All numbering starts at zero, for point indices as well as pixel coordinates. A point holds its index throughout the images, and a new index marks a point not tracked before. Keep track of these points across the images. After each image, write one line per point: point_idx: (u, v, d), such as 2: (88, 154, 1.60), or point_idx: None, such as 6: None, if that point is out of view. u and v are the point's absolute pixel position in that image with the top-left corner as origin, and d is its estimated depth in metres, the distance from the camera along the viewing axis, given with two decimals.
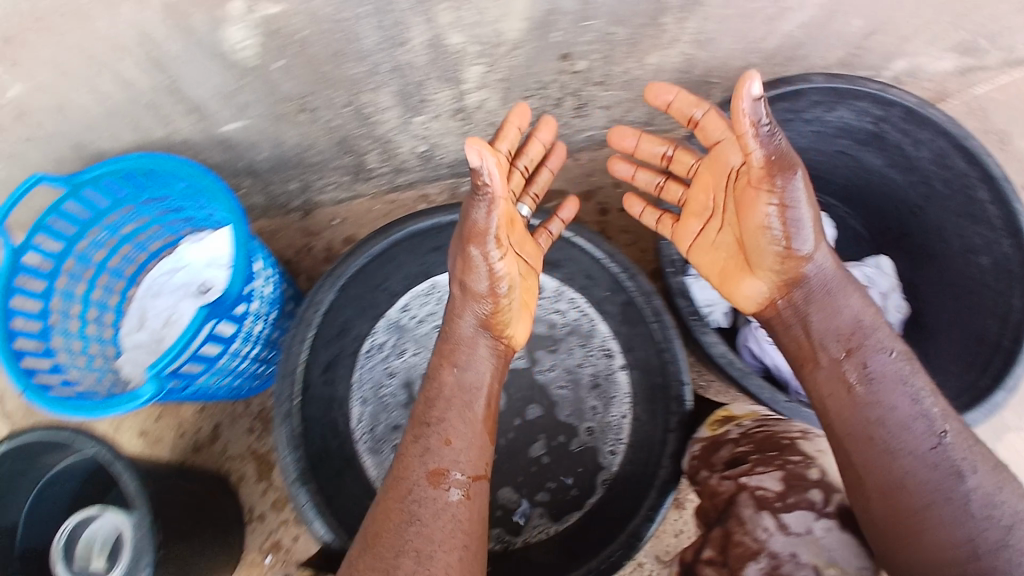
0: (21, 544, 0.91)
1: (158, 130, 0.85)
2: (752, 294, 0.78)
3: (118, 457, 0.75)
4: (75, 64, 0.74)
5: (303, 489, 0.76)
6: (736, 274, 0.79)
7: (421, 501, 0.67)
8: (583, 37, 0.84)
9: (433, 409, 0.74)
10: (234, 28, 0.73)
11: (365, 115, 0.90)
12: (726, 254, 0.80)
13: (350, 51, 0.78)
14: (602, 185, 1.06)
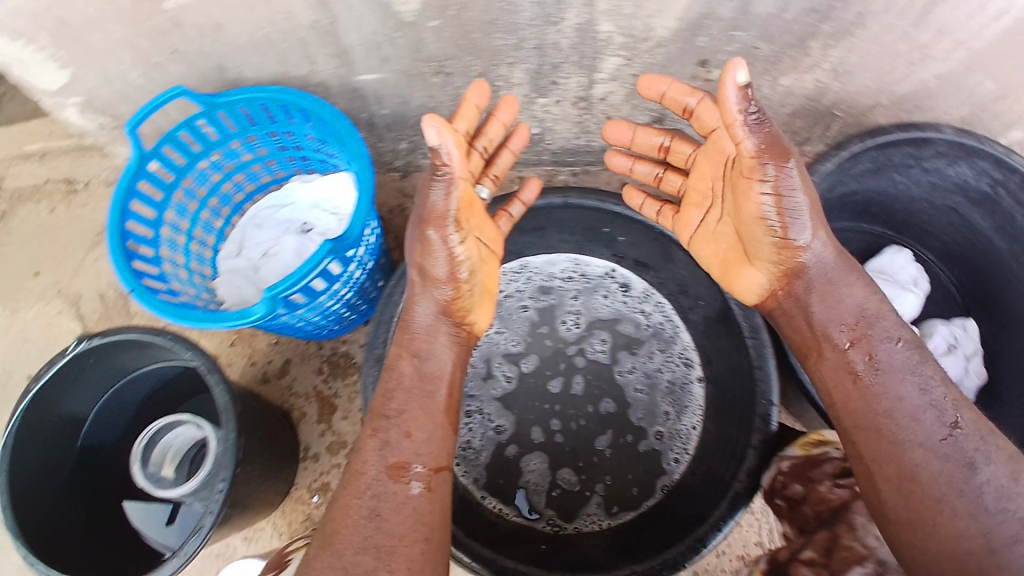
0: (80, 443, 0.90)
1: (302, 67, 0.88)
2: (752, 286, 0.77)
3: (215, 368, 0.77)
4: None
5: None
6: (735, 265, 0.78)
7: (379, 497, 0.69)
8: (728, 46, 0.85)
9: (391, 402, 0.75)
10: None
11: (494, 87, 0.92)
12: (724, 246, 0.79)
13: (503, 22, 0.80)
14: None
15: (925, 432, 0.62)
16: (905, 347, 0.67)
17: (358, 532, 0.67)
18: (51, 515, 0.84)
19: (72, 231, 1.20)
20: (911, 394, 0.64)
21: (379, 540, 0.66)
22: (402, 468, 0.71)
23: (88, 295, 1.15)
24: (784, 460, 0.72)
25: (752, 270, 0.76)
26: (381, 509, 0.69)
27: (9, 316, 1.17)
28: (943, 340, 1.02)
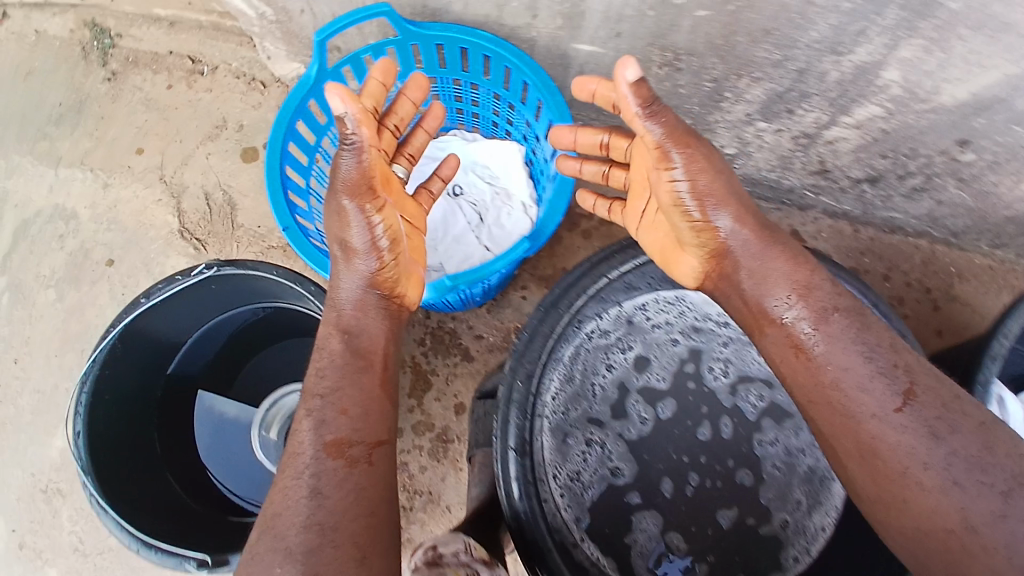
0: (172, 368, 0.80)
1: (519, 18, 0.76)
2: (688, 271, 0.71)
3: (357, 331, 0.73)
4: None
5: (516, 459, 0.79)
6: (671, 252, 0.72)
7: (319, 475, 0.61)
8: (1001, 135, 0.72)
9: (329, 379, 0.66)
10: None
11: (717, 98, 0.80)
12: (657, 230, 0.73)
13: (780, 35, 0.67)
14: (871, 271, 1.02)
15: (878, 404, 0.57)
16: (841, 319, 0.61)
17: (293, 514, 0.59)
18: (129, 446, 0.73)
19: (188, 117, 1.10)
20: (857, 363, 0.58)
21: (321, 517, 0.58)
22: (345, 444, 0.62)
23: (192, 192, 1.06)
24: None
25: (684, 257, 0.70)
26: (321, 485, 0.60)
27: (102, 189, 1.08)
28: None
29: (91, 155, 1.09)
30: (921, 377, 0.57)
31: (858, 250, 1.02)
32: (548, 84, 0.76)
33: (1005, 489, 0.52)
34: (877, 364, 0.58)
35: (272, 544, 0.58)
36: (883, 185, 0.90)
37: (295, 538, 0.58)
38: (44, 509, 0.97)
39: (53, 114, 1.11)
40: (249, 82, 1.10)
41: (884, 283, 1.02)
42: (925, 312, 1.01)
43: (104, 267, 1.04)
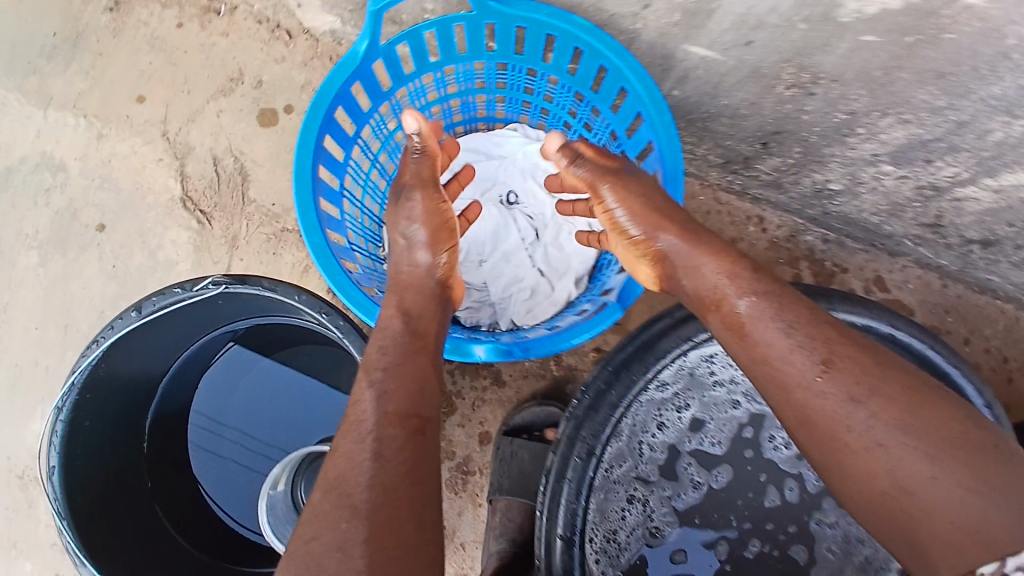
0: (168, 377, 0.69)
1: (625, 5, 0.63)
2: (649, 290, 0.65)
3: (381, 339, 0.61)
4: None
5: (565, 551, 0.63)
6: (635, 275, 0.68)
7: (383, 440, 0.50)
8: None
9: (388, 355, 0.56)
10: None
11: (844, 132, 0.68)
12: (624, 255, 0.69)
13: (948, 78, 0.55)
14: (954, 333, 0.90)
15: (801, 370, 0.48)
16: (756, 298, 0.53)
17: (354, 475, 0.48)
18: (112, 477, 0.63)
19: (199, 63, 0.94)
20: (775, 339, 0.51)
21: (384, 480, 0.48)
22: (411, 416, 0.53)
23: (199, 154, 0.92)
24: None
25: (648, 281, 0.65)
26: (385, 451, 0.50)
27: (95, 140, 0.93)
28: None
29: (85, 98, 0.94)
30: (840, 346, 0.48)
31: (945, 307, 0.89)
32: (651, 92, 0.62)
33: (931, 451, 0.43)
34: (798, 336, 0.50)
35: (334, 506, 0.47)
36: (996, 251, 0.78)
37: (360, 497, 0.47)
38: (19, 497, 0.86)
39: (44, 44, 0.95)
40: (272, 29, 0.94)
41: (965, 347, 0.90)
42: (1003, 385, 0.89)
43: (94, 232, 0.91)
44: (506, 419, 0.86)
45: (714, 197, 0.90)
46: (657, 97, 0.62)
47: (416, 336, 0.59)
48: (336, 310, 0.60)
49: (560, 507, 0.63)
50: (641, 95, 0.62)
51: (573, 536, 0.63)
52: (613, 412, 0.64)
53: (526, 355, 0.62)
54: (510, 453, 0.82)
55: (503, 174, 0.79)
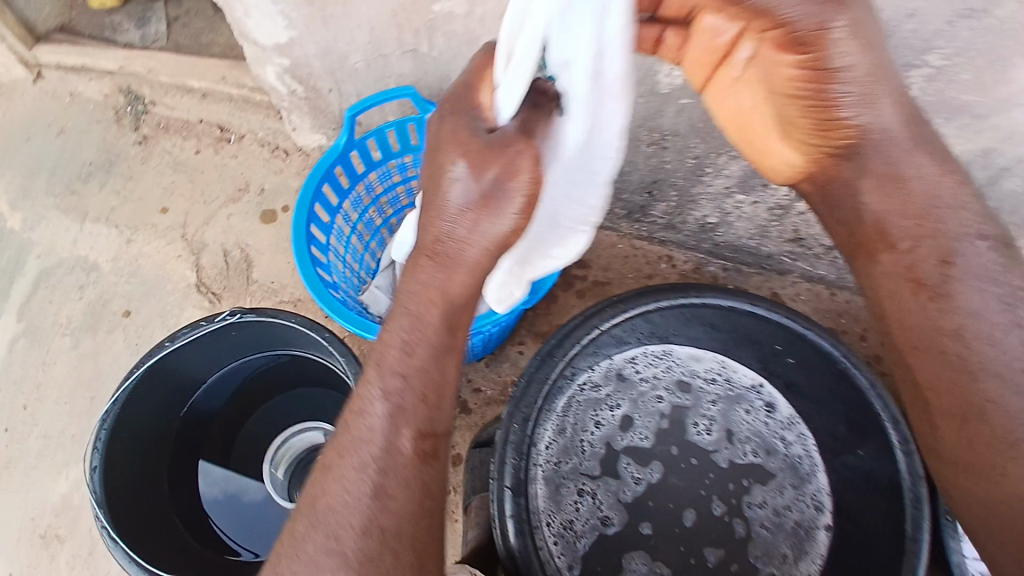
0: (185, 411, 0.84)
1: None
2: (784, 159, 0.64)
3: (324, 332, 0.76)
4: None
5: (513, 499, 0.76)
6: (763, 129, 0.63)
7: (385, 475, 0.58)
8: None
9: (415, 359, 0.60)
10: None
11: (700, 172, 0.91)
12: (737, 95, 0.63)
13: None
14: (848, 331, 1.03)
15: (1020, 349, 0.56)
16: (988, 248, 0.58)
17: (350, 516, 0.56)
18: (137, 488, 0.76)
19: (213, 179, 1.18)
20: (993, 310, 0.57)
21: (386, 522, 0.56)
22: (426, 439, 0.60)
23: (211, 248, 1.13)
24: None
25: (794, 168, 0.64)
26: (389, 488, 0.57)
27: (125, 244, 1.14)
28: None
29: (117, 212, 1.16)
30: None
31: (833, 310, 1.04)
32: None
33: None
34: (939, 257, 0.58)
35: (327, 548, 0.55)
36: None
37: (351, 542, 0.56)
38: (41, 554, 0.95)
39: (84, 173, 1.20)
40: (272, 149, 1.19)
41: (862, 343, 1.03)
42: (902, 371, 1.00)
43: (121, 317, 1.09)
44: (475, 436, 0.98)
45: (630, 244, 1.12)
46: None
47: (453, 332, 0.62)
48: (319, 326, 0.77)
49: (507, 461, 0.77)
50: None
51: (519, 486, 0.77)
52: (545, 385, 0.81)
53: None
54: (478, 461, 0.94)
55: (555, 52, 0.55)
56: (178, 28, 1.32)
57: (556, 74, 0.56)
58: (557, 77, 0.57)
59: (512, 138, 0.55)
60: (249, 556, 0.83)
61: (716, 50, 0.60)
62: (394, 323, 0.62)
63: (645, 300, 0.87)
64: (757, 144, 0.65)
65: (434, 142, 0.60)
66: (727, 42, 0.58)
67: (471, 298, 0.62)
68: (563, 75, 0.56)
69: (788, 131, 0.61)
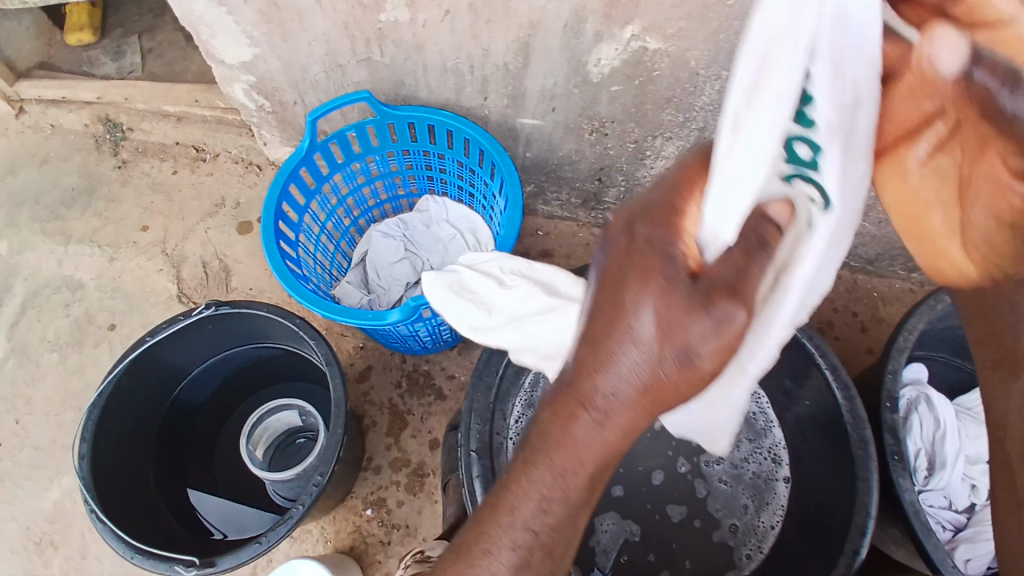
0: (169, 404, 0.89)
1: (473, 100, 0.95)
2: (961, 257, 0.45)
3: (292, 317, 0.80)
4: (464, 30, 0.84)
5: (478, 462, 0.78)
6: (945, 222, 0.44)
7: None
8: None
9: (551, 516, 0.44)
10: (608, 47, 0.81)
11: (641, 155, 0.98)
12: (921, 176, 0.44)
13: (679, 101, 0.86)
14: None
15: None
16: None
17: None
18: (126, 476, 0.81)
19: (189, 196, 1.24)
20: None
21: None
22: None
23: (190, 261, 1.18)
24: None
25: (966, 278, 0.45)
26: None
27: (108, 262, 1.19)
28: (938, 520, 0.94)
29: (100, 233, 1.22)
30: None
31: None
32: (497, 145, 0.89)
33: None
34: None
35: None
36: None
37: None
38: (35, 561, 0.99)
39: (67, 199, 1.25)
40: (246, 165, 1.26)
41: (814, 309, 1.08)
42: (853, 332, 1.06)
43: (106, 331, 1.14)
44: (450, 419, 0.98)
45: (589, 232, 1.18)
46: (501, 148, 0.89)
47: (593, 488, 0.44)
48: (285, 313, 0.81)
49: (472, 425, 0.80)
50: (490, 148, 0.90)
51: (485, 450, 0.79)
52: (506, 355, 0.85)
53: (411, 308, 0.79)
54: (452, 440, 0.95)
55: (819, 90, 0.34)
56: (154, 60, 1.39)
57: (819, 142, 0.36)
58: (816, 129, 0.35)
59: (727, 290, 0.38)
60: (219, 535, 0.88)
61: (908, 123, 0.41)
62: (533, 466, 0.43)
63: None
64: (930, 237, 0.46)
65: (605, 274, 0.42)
66: (925, 115, 0.40)
67: (625, 448, 0.42)
68: (824, 111, 0.34)
69: (976, 240, 0.43)
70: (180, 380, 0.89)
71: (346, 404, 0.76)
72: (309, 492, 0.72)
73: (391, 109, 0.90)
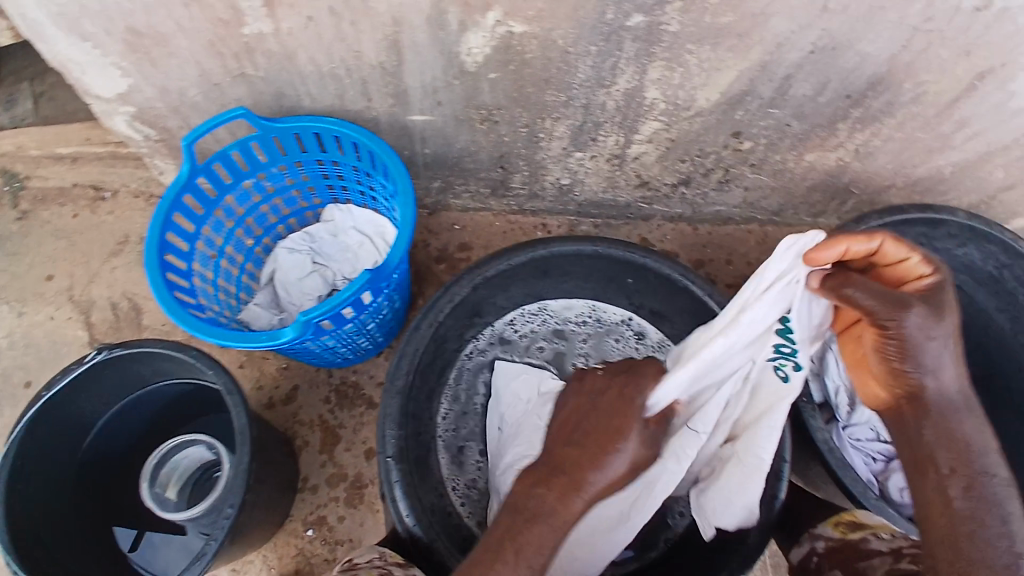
0: (84, 455, 0.88)
1: (357, 102, 0.93)
2: (874, 392, 0.67)
3: (194, 355, 0.81)
4: (328, 36, 0.81)
5: (397, 467, 0.79)
6: (864, 374, 0.67)
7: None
8: (762, 122, 0.88)
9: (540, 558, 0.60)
10: (475, 35, 0.79)
11: (536, 138, 0.98)
12: (855, 347, 0.68)
13: (559, 81, 0.85)
14: (715, 259, 1.11)
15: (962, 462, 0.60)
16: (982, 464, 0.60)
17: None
18: (50, 531, 0.81)
19: (92, 238, 1.20)
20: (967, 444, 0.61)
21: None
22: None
23: (99, 304, 1.15)
24: (819, 542, 0.80)
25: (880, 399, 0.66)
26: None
27: (15, 317, 1.15)
28: (868, 452, 0.96)
29: (4, 287, 1.17)
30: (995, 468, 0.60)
31: (699, 243, 1.12)
32: (383, 148, 0.88)
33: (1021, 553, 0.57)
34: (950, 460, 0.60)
35: None
36: (695, 185, 1.03)
37: None
38: None
39: None
40: (148, 198, 1.22)
41: (728, 267, 1.11)
42: None
43: (22, 389, 1.10)
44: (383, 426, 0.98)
45: (504, 220, 1.18)
46: (387, 149, 0.88)
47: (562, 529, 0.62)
48: (184, 348, 0.81)
49: (390, 431, 0.81)
50: (377, 150, 0.88)
51: (401, 453, 0.80)
52: (415, 356, 0.85)
53: (309, 319, 0.78)
54: None
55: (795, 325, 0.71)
56: (40, 99, 1.33)
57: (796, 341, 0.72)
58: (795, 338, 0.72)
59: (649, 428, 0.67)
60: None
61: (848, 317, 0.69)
62: (536, 523, 0.61)
63: (494, 262, 0.88)
64: (860, 389, 0.69)
65: (616, 406, 0.69)
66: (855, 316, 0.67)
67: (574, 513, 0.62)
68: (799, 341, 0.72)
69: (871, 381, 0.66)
70: (93, 428, 0.87)
71: (250, 432, 0.78)
72: (222, 526, 0.75)
73: (267, 123, 0.87)
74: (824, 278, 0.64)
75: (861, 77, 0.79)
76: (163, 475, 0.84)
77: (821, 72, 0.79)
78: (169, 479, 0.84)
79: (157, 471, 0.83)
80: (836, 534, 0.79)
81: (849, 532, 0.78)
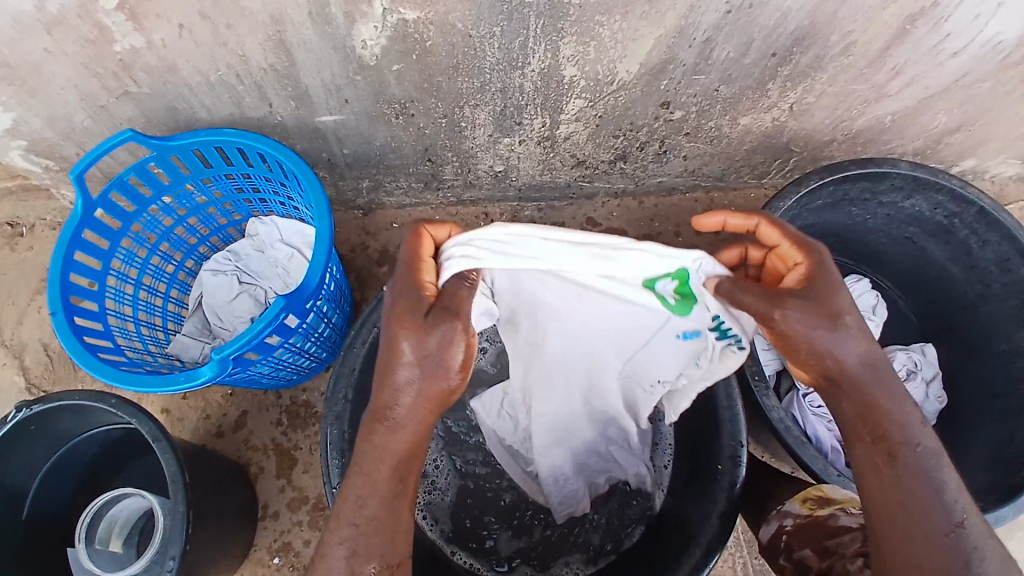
0: (26, 515, 0.84)
1: (259, 108, 0.87)
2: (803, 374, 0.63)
3: (109, 398, 0.77)
4: (208, 44, 0.75)
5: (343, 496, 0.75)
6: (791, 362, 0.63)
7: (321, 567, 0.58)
8: (689, 88, 0.83)
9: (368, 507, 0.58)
10: (366, 27, 0.73)
11: (458, 128, 0.92)
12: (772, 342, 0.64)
13: (468, 66, 0.79)
14: (663, 232, 1.07)
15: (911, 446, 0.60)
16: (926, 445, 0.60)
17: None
18: None
19: (14, 277, 1.13)
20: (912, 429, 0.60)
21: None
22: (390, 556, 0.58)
23: (31, 347, 1.10)
24: (788, 520, 0.79)
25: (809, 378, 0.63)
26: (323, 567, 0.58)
27: None
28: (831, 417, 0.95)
29: None
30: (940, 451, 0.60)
31: (646, 217, 1.08)
32: (289, 156, 0.82)
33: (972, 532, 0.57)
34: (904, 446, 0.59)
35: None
36: (633, 158, 0.99)
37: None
38: None
39: None
40: None
41: (678, 239, 1.08)
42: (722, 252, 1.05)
43: None
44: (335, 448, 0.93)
45: (444, 213, 1.12)
46: (293, 157, 0.82)
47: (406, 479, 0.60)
48: (105, 398, 0.77)
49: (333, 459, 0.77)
50: (281, 158, 0.82)
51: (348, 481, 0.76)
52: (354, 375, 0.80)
53: (225, 356, 0.73)
54: None
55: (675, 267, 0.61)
56: None
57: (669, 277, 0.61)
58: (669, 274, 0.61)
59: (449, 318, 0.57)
60: None
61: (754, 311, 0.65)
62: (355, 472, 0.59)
63: None
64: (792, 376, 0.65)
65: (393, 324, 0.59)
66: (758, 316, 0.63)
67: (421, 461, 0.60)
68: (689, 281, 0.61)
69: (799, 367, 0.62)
70: (30, 487, 0.84)
71: (185, 476, 0.75)
72: None
73: (160, 144, 0.81)
74: (716, 285, 0.59)
75: (785, 33, 0.74)
76: (101, 531, 0.81)
77: (742, 32, 0.74)
78: (110, 530, 0.82)
79: (93, 530, 0.80)
80: (805, 512, 0.78)
81: (816, 508, 0.77)
